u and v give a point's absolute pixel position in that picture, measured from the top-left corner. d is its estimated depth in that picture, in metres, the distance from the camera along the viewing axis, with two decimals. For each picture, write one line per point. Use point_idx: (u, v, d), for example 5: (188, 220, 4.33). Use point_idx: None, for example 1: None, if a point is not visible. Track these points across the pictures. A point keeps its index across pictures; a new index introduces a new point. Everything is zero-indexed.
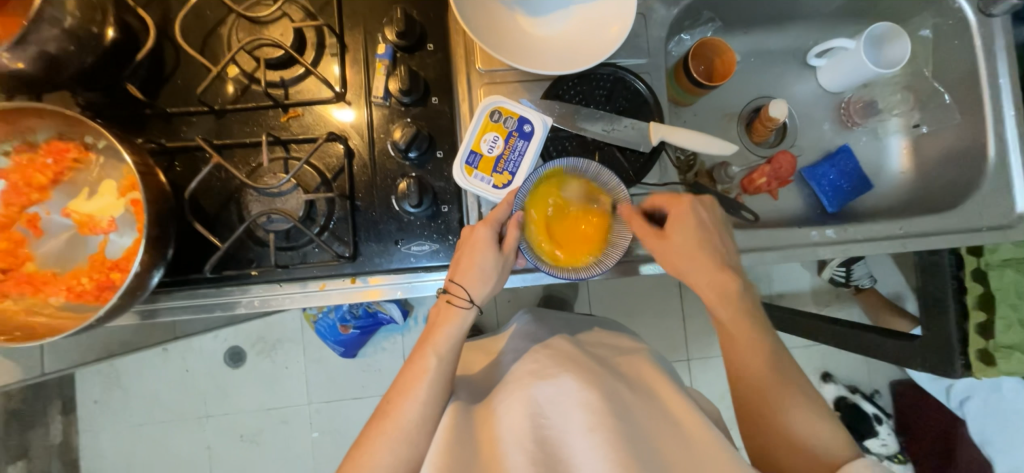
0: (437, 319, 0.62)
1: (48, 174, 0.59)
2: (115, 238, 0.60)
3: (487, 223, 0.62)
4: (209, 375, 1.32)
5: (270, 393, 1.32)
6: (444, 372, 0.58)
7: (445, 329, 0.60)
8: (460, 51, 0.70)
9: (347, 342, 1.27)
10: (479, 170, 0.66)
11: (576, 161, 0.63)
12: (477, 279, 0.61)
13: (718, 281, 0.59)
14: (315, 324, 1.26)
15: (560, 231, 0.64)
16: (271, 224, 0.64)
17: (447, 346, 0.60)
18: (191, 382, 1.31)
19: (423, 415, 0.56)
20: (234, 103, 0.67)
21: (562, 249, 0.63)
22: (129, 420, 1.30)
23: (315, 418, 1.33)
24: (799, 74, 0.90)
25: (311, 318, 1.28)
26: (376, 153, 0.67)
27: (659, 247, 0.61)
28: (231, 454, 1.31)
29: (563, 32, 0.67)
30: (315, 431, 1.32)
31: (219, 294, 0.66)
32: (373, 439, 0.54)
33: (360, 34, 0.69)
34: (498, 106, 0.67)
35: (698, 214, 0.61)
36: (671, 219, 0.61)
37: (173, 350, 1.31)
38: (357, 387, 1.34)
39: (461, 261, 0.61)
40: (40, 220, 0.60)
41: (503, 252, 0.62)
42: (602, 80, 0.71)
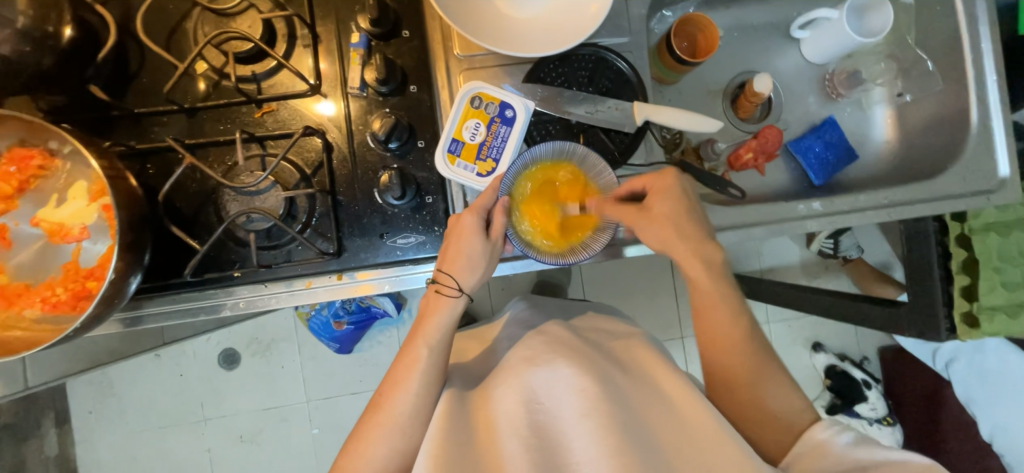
0: (427, 308, 0.61)
1: (12, 183, 0.57)
2: (90, 246, 0.59)
3: (473, 210, 0.61)
4: (203, 378, 1.30)
5: (267, 392, 1.32)
6: (435, 362, 0.58)
7: (435, 319, 0.59)
8: (437, 37, 0.68)
9: (342, 338, 1.26)
10: (463, 159, 0.65)
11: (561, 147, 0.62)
12: (465, 267, 0.60)
13: (698, 251, 0.60)
14: (308, 322, 1.25)
15: (544, 215, 0.63)
16: (250, 223, 0.62)
17: (437, 336, 0.59)
18: (186, 386, 1.30)
19: (418, 404, 0.55)
20: (205, 100, 0.64)
21: (546, 233, 0.63)
22: (125, 426, 1.29)
23: (315, 415, 1.33)
24: (782, 47, 0.89)
25: (304, 316, 1.27)
26: (355, 145, 0.65)
27: (641, 222, 0.60)
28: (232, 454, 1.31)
29: (542, 12, 0.65)
30: (315, 427, 1.32)
31: (202, 298, 0.65)
32: (368, 432, 0.54)
33: (331, 22, 0.66)
34: (479, 91, 0.66)
35: (680, 184, 0.61)
36: (652, 190, 0.61)
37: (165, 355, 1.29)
38: (354, 382, 1.34)
39: (449, 250, 0.60)
40: (8, 231, 0.58)
41: (491, 238, 0.61)
42: (583, 61, 0.69)
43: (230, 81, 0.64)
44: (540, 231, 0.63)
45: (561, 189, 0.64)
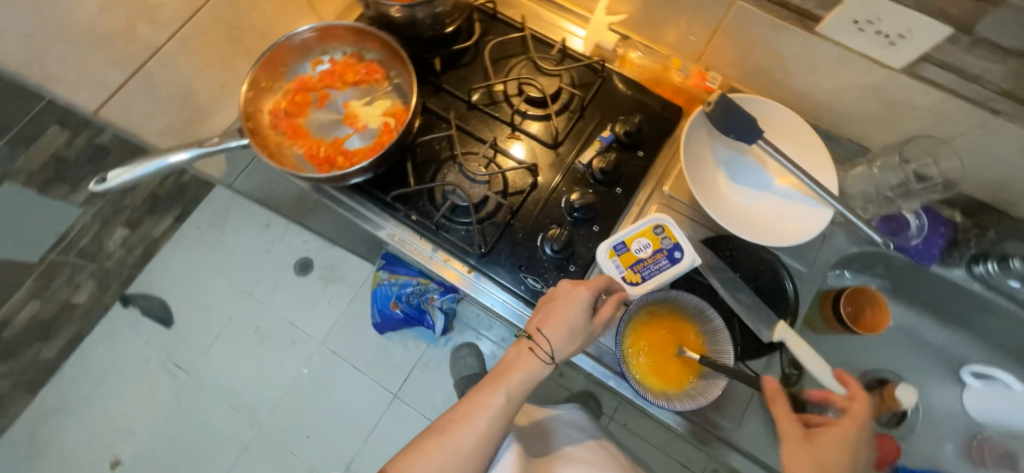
0: (512, 363, 0.66)
1: (356, 77, 0.79)
2: (358, 137, 0.76)
3: (586, 289, 0.67)
4: (278, 265, 1.88)
5: (304, 306, 1.83)
6: (497, 423, 0.63)
7: (521, 375, 0.65)
8: (658, 172, 0.83)
9: (387, 316, 1.69)
10: (619, 259, 0.73)
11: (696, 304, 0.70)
12: (562, 337, 0.65)
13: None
14: (377, 287, 1.68)
15: (655, 353, 0.69)
16: (450, 193, 0.77)
17: (515, 389, 0.65)
18: (264, 260, 1.89)
19: (472, 449, 0.62)
20: (485, 106, 0.84)
21: (654, 372, 0.69)
22: (219, 260, 1.88)
23: (313, 359, 1.77)
24: (944, 378, 0.85)
25: (377, 279, 1.71)
26: (552, 197, 0.79)
27: (796, 448, 0.61)
28: (278, 335, 1.80)
29: (748, 205, 0.78)
30: (304, 368, 1.76)
31: (380, 216, 0.80)
32: (428, 449, 0.62)
33: (597, 114, 0.84)
34: (665, 223, 0.75)
35: (855, 440, 0.61)
36: (827, 432, 0.62)
37: (273, 227, 1.92)
38: (365, 357, 1.77)
39: (552, 313, 0.66)
40: (327, 99, 0.78)
41: (593, 322, 0.67)
42: (758, 261, 0.77)
43: (509, 106, 0.84)
44: (648, 367, 0.69)
45: (670, 337, 0.70)
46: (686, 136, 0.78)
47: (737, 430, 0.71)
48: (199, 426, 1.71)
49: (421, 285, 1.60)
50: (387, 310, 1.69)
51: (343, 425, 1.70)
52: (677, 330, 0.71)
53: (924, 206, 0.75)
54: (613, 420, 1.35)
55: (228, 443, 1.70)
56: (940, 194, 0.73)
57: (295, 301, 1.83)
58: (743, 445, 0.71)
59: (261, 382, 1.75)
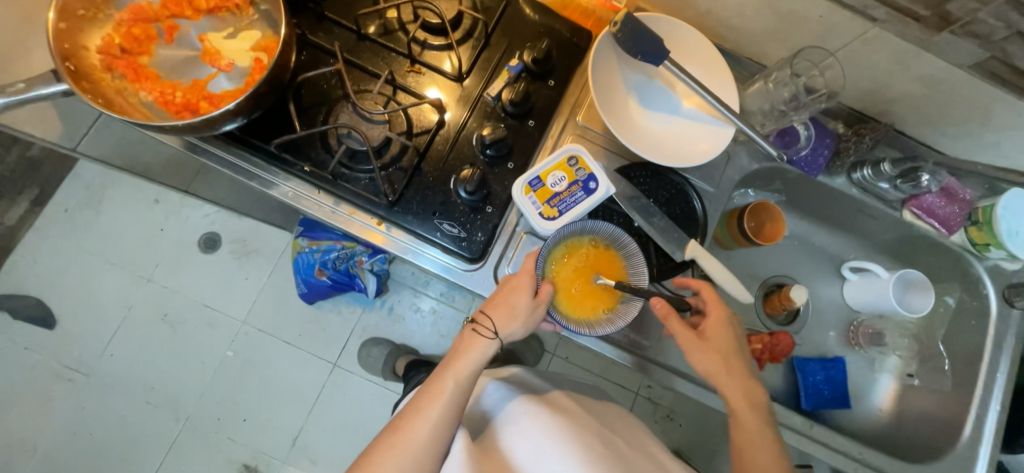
0: (458, 350, 0.65)
1: (209, 2, 0.65)
2: (224, 78, 0.65)
3: (527, 269, 0.67)
4: (179, 244, 1.68)
5: (219, 286, 1.67)
6: (460, 398, 0.62)
7: (468, 358, 0.64)
8: (571, 103, 0.80)
9: (313, 285, 1.60)
10: (535, 195, 0.71)
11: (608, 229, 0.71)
12: (506, 317, 0.64)
13: (744, 389, 0.65)
14: (298, 255, 1.60)
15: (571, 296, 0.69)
16: (345, 138, 0.69)
17: (466, 374, 0.63)
18: (160, 240, 1.67)
19: (440, 427, 0.60)
20: (377, 37, 0.75)
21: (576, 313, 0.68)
22: (105, 248, 1.64)
23: (238, 340, 1.65)
24: (831, 277, 0.96)
25: (297, 247, 1.61)
26: (461, 135, 0.74)
27: (698, 347, 0.66)
28: (190, 319, 1.64)
29: (659, 128, 0.79)
30: (230, 350, 1.64)
31: (268, 172, 0.71)
32: (380, 455, 0.59)
33: (503, 42, 0.78)
34: (577, 154, 0.73)
35: (733, 320, 0.68)
36: (709, 320, 0.68)
37: (163, 202, 1.69)
38: (294, 331, 1.67)
39: (496, 297, 0.66)
40: (176, 32, 0.64)
41: (538, 299, 0.65)
42: (669, 186, 0.78)
43: (405, 36, 0.75)
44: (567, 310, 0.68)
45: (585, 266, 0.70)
46: (595, 56, 0.75)
47: (656, 346, 0.76)
48: (113, 427, 1.56)
49: (346, 248, 1.55)
50: (311, 279, 1.59)
51: (280, 402, 1.62)
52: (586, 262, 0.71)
53: (813, 118, 0.81)
54: (554, 356, 1.40)
55: (152, 439, 1.57)
56: (825, 104, 0.75)
57: (206, 280, 1.67)
58: (663, 359, 0.75)
59: (180, 371, 1.61)
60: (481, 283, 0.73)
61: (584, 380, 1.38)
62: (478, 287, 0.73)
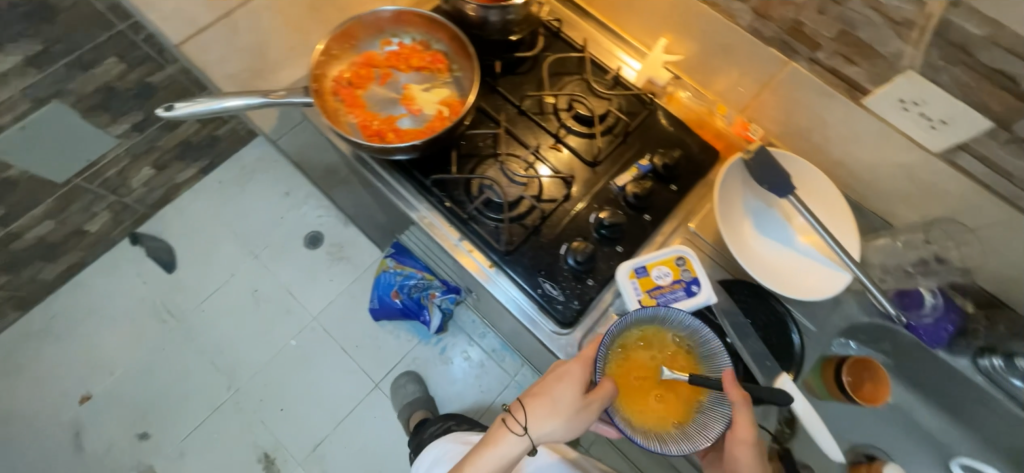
0: (492, 436, 0.70)
1: (420, 63, 0.82)
2: (411, 119, 0.80)
3: (578, 360, 0.69)
4: (291, 234, 1.91)
5: (308, 280, 1.84)
6: None
7: (500, 448, 0.69)
8: (686, 208, 0.85)
9: (385, 304, 1.71)
10: (638, 282, 0.75)
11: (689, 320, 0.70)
12: (546, 412, 0.67)
13: None
14: (382, 272, 1.72)
15: (632, 386, 0.69)
16: (486, 188, 0.80)
17: (491, 464, 0.69)
18: (278, 226, 1.92)
19: None
20: (533, 114, 0.88)
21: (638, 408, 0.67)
22: (234, 220, 1.91)
23: (304, 332, 1.78)
24: (929, 465, 0.86)
25: (382, 265, 1.75)
26: (582, 211, 0.82)
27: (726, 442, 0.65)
28: (274, 301, 1.81)
29: (770, 253, 0.81)
30: (293, 340, 1.76)
31: (414, 198, 0.83)
32: None
33: (638, 142, 0.87)
34: (686, 256, 0.77)
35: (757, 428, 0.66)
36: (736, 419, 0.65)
37: (291, 196, 1.96)
38: (354, 340, 1.77)
39: (539, 390, 0.69)
40: (389, 78, 0.82)
41: (583, 398, 0.66)
42: (771, 312, 0.78)
43: (556, 119, 0.87)
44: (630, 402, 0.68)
45: (648, 357, 0.70)
46: (723, 176, 0.80)
47: None
48: (177, 375, 1.71)
49: (426, 279, 1.67)
50: (386, 297, 1.71)
51: (319, 404, 1.68)
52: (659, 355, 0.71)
53: (942, 287, 0.77)
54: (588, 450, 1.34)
55: (201, 398, 1.68)
56: (952, 278, 0.74)
57: (299, 272, 1.86)
58: None
59: (248, 345, 1.75)
60: (564, 349, 0.76)
61: None
62: (561, 351, 0.76)
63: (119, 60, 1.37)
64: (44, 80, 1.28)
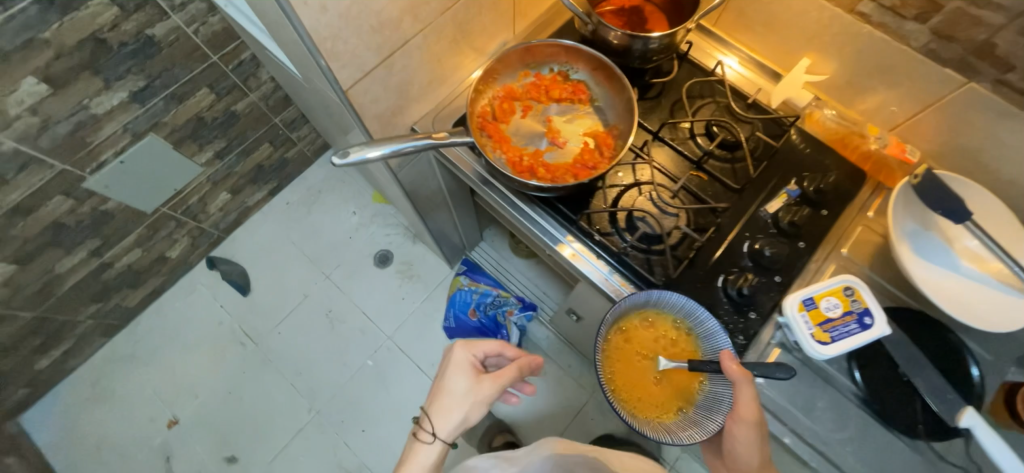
0: (407, 453, 0.74)
1: (561, 94, 0.81)
2: (558, 152, 0.79)
3: (461, 349, 0.78)
4: (360, 253, 1.91)
5: (385, 299, 1.85)
6: None
7: (414, 461, 0.73)
8: (838, 232, 0.83)
9: (462, 322, 1.71)
10: (808, 314, 0.74)
11: (687, 301, 0.74)
12: (443, 418, 0.73)
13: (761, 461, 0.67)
14: (457, 290, 1.74)
15: (629, 366, 0.78)
16: (639, 220, 0.78)
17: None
18: (348, 244, 1.92)
19: None
20: (670, 140, 0.86)
21: (631, 388, 0.76)
22: (303, 242, 1.92)
23: (381, 351, 1.78)
24: None
25: (457, 282, 1.76)
26: (733, 241, 0.80)
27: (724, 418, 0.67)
28: (348, 321, 1.82)
29: (940, 277, 0.78)
30: (371, 359, 1.77)
31: (558, 230, 0.82)
32: None
33: (783, 165, 0.84)
34: (854, 286, 0.74)
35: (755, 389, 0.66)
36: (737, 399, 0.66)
37: (358, 215, 1.96)
38: (433, 358, 1.77)
39: (438, 398, 0.75)
40: (530, 110, 0.81)
41: (478, 380, 0.76)
42: (944, 341, 0.76)
43: (695, 145, 0.85)
44: (623, 381, 0.77)
45: (647, 337, 0.79)
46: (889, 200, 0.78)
47: None
48: (261, 398, 1.72)
49: (500, 296, 1.70)
50: (462, 315, 1.71)
51: (400, 423, 1.69)
52: (662, 342, 0.79)
53: None
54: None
55: (285, 420, 1.70)
56: None
57: (374, 292, 1.86)
58: None
59: (327, 364, 1.76)
60: None
61: None
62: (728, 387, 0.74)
63: (209, 91, 1.39)
64: (144, 116, 1.29)
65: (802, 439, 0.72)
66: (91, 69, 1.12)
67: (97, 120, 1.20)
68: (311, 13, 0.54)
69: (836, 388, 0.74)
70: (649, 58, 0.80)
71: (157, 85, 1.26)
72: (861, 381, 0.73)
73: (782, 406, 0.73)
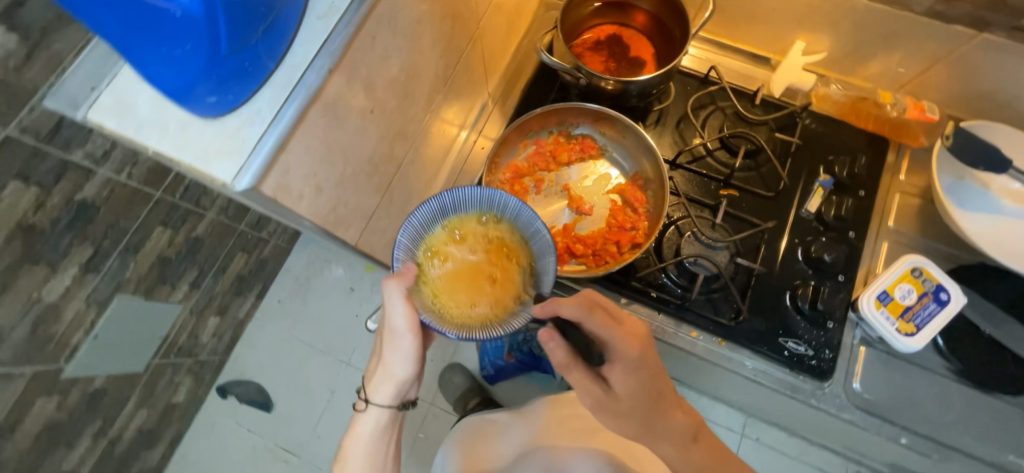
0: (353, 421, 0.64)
1: (570, 156, 0.77)
2: (586, 220, 0.74)
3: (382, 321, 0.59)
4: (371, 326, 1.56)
5: None
6: (378, 455, 0.63)
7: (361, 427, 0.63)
8: (879, 208, 0.80)
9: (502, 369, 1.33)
10: (888, 310, 0.71)
11: (485, 191, 0.56)
12: (376, 383, 0.61)
13: (647, 416, 0.57)
14: None
15: (454, 274, 0.54)
16: (692, 264, 0.73)
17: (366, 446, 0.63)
18: (355, 326, 1.59)
19: None
20: (688, 164, 0.81)
21: (463, 302, 0.52)
22: (296, 330, 1.60)
23: None
24: None
25: None
26: (785, 252, 0.77)
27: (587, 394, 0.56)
28: None
29: (988, 227, 0.75)
30: None
31: (610, 296, 0.74)
32: None
33: (806, 157, 0.81)
34: (921, 265, 0.73)
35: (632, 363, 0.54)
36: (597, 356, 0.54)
37: (357, 290, 1.62)
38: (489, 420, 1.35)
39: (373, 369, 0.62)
40: (544, 183, 0.76)
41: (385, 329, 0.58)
42: (1015, 288, 0.75)
43: (714, 161, 0.81)
44: (446, 297, 0.52)
45: (457, 242, 0.56)
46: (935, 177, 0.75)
47: None
48: None
49: None
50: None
51: None
52: (482, 257, 0.55)
53: None
54: (744, 437, 1.34)
55: None
56: None
57: None
58: None
59: None
60: (832, 401, 0.72)
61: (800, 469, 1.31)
62: (831, 405, 0.72)
63: (165, 228, 1.09)
64: (103, 283, 1.02)
65: (918, 434, 0.70)
66: (31, 259, 0.85)
67: (56, 307, 0.95)
68: (310, 201, 0.46)
69: (932, 370, 0.73)
70: (650, 92, 0.74)
71: (109, 245, 0.98)
72: (952, 355, 0.72)
73: (886, 402, 0.72)
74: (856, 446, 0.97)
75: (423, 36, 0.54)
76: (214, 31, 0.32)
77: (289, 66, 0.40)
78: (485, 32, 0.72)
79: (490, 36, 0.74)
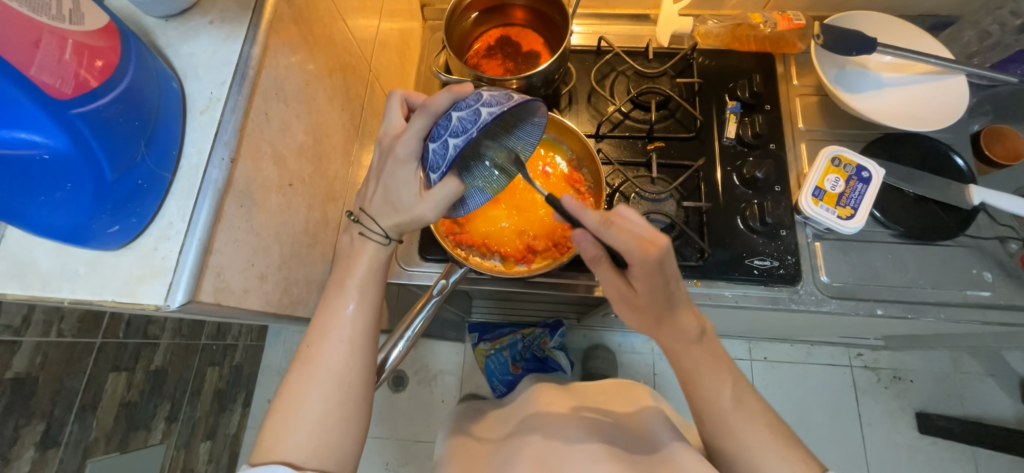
0: (348, 250, 0.52)
1: None
2: (537, 216, 0.74)
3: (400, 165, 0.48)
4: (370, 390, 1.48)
5: (421, 423, 1.41)
6: (374, 277, 0.51)
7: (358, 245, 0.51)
8: (787, 115, 0.86)
9: (511, 384, 1.32)
10: (825, 202, 0.77)
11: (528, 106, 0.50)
12: (390, 213, 0.49)
13: (658, 312, 0.57)
14: (485, 360, 1.34)
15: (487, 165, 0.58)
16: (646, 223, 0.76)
17: (368, 281, 0.51)
18: None
19: (348, 351, 0.49)
20: (610, 132, 0.84)
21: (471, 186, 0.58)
22: None
23: None
24: None
25: (481, 353, 1.36)
26: (723, 181, 0.81)
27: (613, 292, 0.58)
28: (405, 464, 1.37)
29: (880, 103, 0.82)
30: None
31: (584, 277, 0.76)
32: (296, 394, 0.47)
33: (710, 91, 0.86)
34: (838, 154, 0.79)
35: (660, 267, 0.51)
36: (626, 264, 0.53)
37: None
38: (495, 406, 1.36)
39: (383, 194, 0.49)
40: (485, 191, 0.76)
41: (418, 188, 0.48)
42: (918, 146, 0.83)
43: (632, 122, 0.84)
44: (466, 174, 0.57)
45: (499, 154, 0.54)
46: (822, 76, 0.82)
47: (1000, 294, 0.76)
48: None
49: (526, 334, 1.33)
50: (507, 376, 1.31)
51: None
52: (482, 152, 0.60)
53: None
54: (754, 360, 1.40)
55: None
56: None
57: (405, 418, 1.41)
58: (1006, 303, 0.75)
59: None
60: (810, 299, 0.76)
61: (810, 373, 1.38)
62: (810, 303, 0.76)
63: (118, 372, 1.03)
64: (67, 452, 0.95)
65: (889, 302, 0.75)
66: None
67: None
68: (256, 292, 0.44)
69: (880, 241, 0.79)
70: (553, 78, 0.76)
71: (61, 412, 0.92)
72: (892, 222, 0.78)
73: (853, 283, 0.77)
74: (847, 332, 1.03)
75: (317, 95, 0.53)
76: (93, 162, 0.32)
77: (187, 171, 0.39)
78: (380, 71, 0.72)
79: (386, 73, 0.74)
